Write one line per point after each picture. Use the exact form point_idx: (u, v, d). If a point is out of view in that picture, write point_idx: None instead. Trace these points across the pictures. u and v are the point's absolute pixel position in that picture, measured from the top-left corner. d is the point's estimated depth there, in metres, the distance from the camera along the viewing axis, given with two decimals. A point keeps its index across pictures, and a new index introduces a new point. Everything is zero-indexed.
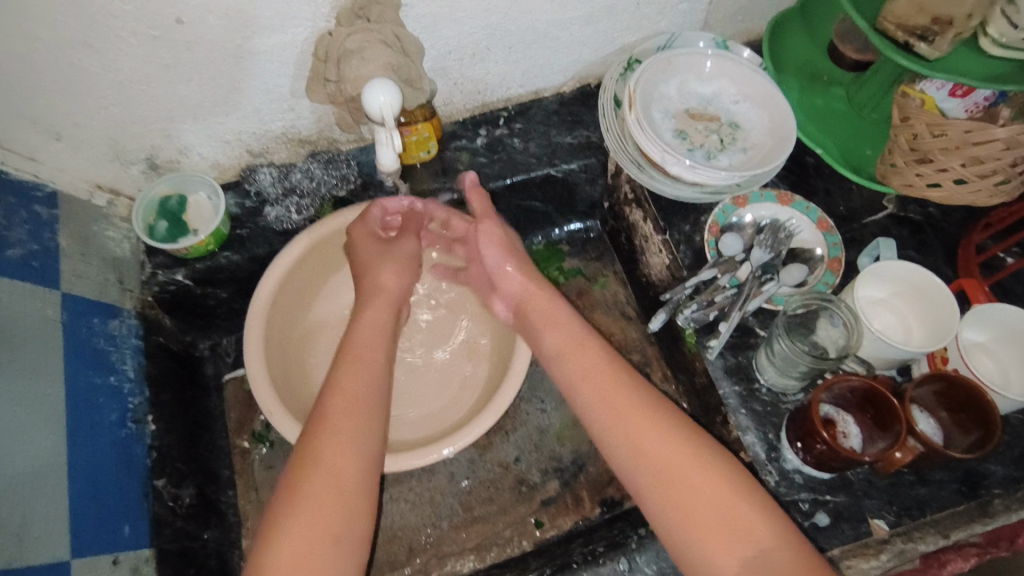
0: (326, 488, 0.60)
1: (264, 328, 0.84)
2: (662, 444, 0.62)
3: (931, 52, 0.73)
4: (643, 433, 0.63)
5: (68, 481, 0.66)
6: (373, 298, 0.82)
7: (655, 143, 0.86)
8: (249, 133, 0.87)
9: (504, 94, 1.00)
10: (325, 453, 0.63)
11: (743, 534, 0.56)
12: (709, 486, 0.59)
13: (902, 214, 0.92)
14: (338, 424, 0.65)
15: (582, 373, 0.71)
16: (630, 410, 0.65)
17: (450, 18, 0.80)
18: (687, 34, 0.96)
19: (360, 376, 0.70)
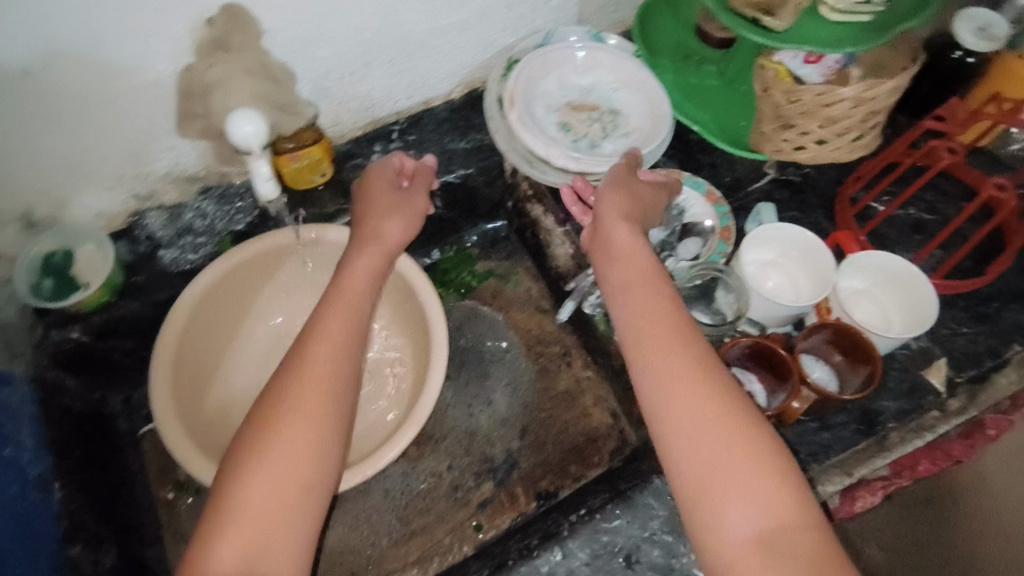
0: (295, 447, 0.63)
1: (171, 374, 0.81)
2: (669, 348, 0.64)
3: (778, 23, 0.78)
4: (655, 339, 0.65)
5: None
6: (366, 243, 0.81)
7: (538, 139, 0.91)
8: (130, 177, 0.84)
9: (394, 107, 1.00)
10: (293, 411, 0.65)
11: (714, 456, 0.59)
12: (708, 402, 0.61)
13: (782, 178, 0.97)
14: (305, 382, 0.67)
15: (630, 278, 0.70)
16: (659, 320, 0.66)
17: (320, 38, 0.80)
18: (561, 29, 0.98)
19: (339, 337, 0.71)
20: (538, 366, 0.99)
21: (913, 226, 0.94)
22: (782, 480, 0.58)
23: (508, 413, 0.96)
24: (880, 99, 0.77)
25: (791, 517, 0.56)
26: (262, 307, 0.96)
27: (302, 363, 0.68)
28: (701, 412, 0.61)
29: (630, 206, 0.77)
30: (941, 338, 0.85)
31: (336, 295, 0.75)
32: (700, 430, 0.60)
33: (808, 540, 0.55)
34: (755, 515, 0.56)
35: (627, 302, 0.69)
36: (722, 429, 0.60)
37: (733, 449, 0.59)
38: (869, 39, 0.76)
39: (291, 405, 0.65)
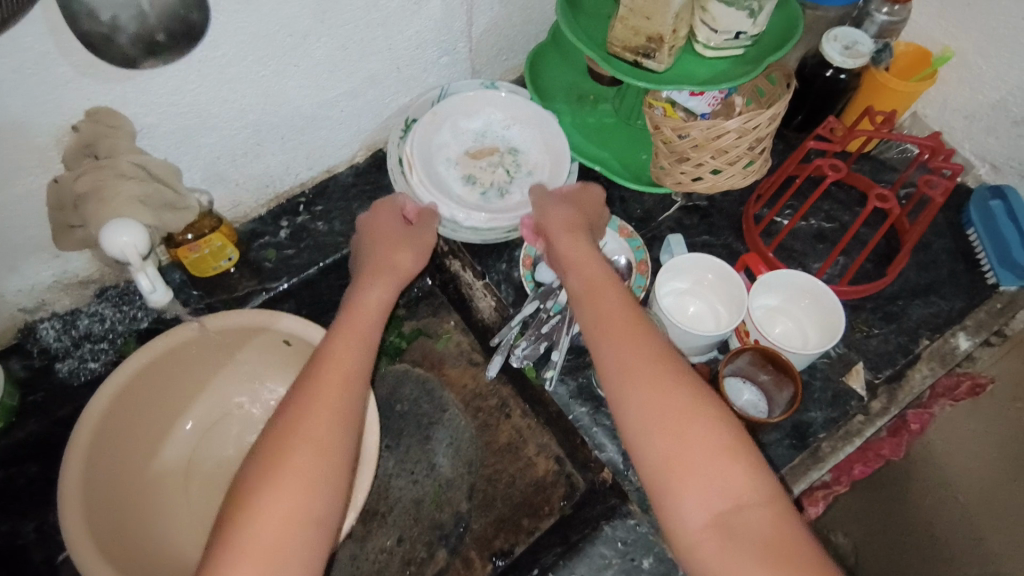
0: (315, 454, 0.59)
1: (86, 471, 0.75)
2: (631, 335, 0.67)
3: (657, 65, 0.81)
4: (617, 330, 0.68)
5: None
6: (381, 274, 0.79)
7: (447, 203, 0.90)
8: (15, 291, 0.80)
9: (296, 180, 0.98)
10: (315, 418, 0.61)
11: (687, 433, 0.60)
12: (668, 385, 0.63)
13: (691, 205, 1.00)
14: (326, 394, 0.63)
15: (586, 286, 0.75)
16: (618, 315, 0.70)
17: (204, 126, 0.78)
18: (456, 84, 0.99)
19: (354, 353, 0.68)
20: (477, 422, 0.97)
21: (816, 236, 0.98)
22: (745, 455, 0.59)
23: (453, 474, 0.93)
24: (763, 127, 0.80)
25: (754, 494, 0.57)
26: (173, 413, 0.89)
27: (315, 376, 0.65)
28: (670, 391, 0.62)
29: (576, 218, 0.84)
30: (855, 342, 0.88)
31: (354, 316, 0.73)
32: (668, 407, 0.61)
33: (764, 516, 0.56)
34: (717, 493, 0.57)
35: (585, 306, 0.73)
36: (689, 405, 0.61)
37: (705, 423, 0.60)
38: (742, 73, 0.81)
39: (311, 416, 0.62)
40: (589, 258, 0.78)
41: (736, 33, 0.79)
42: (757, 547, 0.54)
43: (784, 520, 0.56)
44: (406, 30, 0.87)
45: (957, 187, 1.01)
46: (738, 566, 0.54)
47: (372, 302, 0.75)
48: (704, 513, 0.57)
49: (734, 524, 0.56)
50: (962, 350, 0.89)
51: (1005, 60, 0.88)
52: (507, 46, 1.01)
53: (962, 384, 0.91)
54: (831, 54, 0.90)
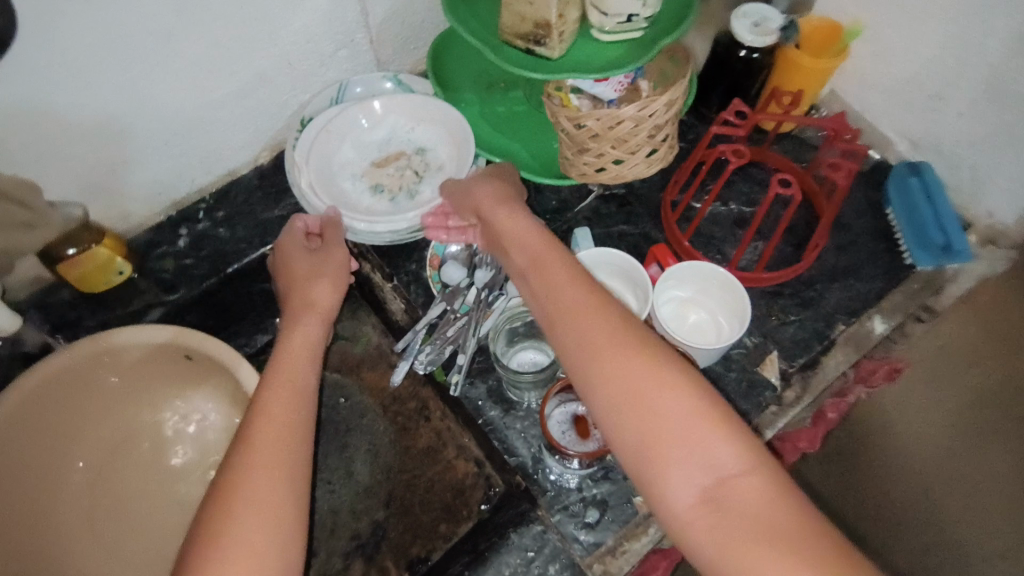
0: (261, 521, 0.58)
1: None
2: (580, 307, 0.63)
3: (549, 52, 0.77)
4: (569, 307, 0.64)
5: None
6: (299, 322, 0.75)
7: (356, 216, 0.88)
8: None
9: (193, 186, 0.93)
10: (255, 484, 0.59)
11: (655, 405, 0.56)
12: (634, 360, 0.59)
13: (608, 193, 0.97)
14: (265, 453, 0.61)
15: (533, 258, 0.71)
16: (563, 286, 0.66)
17: (70, 134, 0.74)
18: (354, 80, 0.95)
19: (284, 405, 0.66)
20: (397, 426, 0.94)
21: (736, 220, 0.95)
22: (715, 416, 0.55)
23: (371, 481, 0.91)
24: (660, 115, 0.77)
25: (737, 463, 0.53)
26: (68, 447, 0.85)
27: (252, 440, 0.63)
28: (631, 365, 0.58)
29: (503, 189, 0.81)
30: (771, 330, 0.87)
31: (275, 369, 0.70)
32: (630, 379, 0.57)
33: (755, 485, 0.52)
34: (697, 467, 0.54)
35: (534, 281, 0.69)
36: (648, 375, 0.57)
37: (671, 392, 0.56)
38: (638, 56, 0.77)
39: (251, 481, 0.59)
40: (528, 226, 0.74)
41: (628, 15, 0.76)
42: (748, 523, 0.51)
43: (780, 488, 0.52)
44: (291, 24, 0.82)
45: (877, 165, 0.99)
46: (735, 542, 0.51)
47: (297, 348, 0.72)
48: (691, 490, 0.53)
49: (723, 498, 0.52)
50: (878, 334, 0.88)
51: (914, 33, 0.85)
52: (411, 35, 0.97)
53: (880, 368, 0.90)
54: (739, 34, 0.86)
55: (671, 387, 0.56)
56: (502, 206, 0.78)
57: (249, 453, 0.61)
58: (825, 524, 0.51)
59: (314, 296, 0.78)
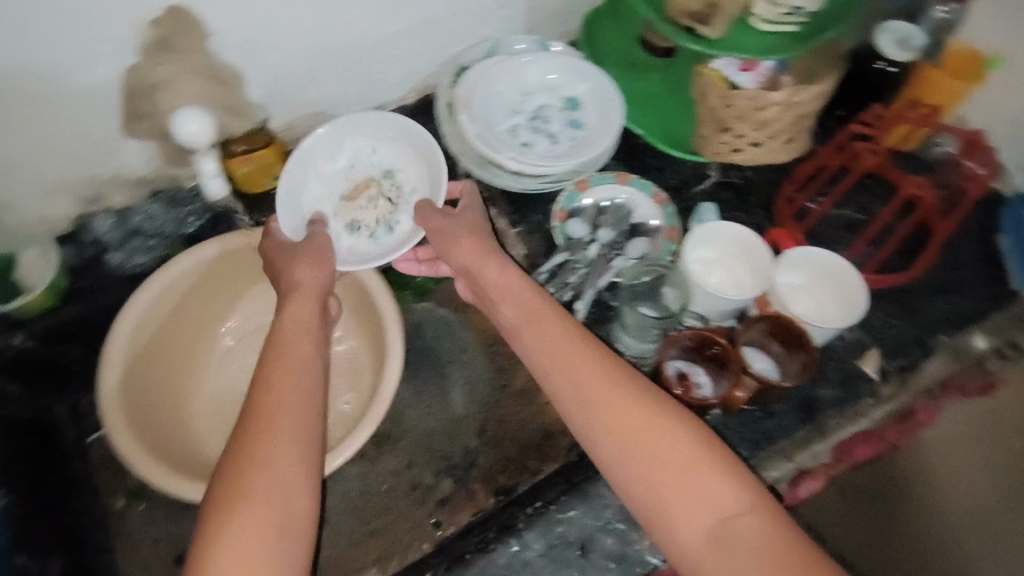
0: (284, 469, 0.58)
1: (121, 368, 0.79)
2: (590, 371, 0.66)
3: (711, 31, 0.83)
4: (576, 368, 0.66)
5: None
6: (296, 296, 0.76)
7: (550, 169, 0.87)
8: (78, 179, 0.84)
9: (347, 114, 1.00)
10: (270, 436, 0.60)
11: (659, 452, 0.59)
12: (630, 410, 0.62)
13: (726, 180, 1.01)
14: (273, 408, 0.62)
15: (527, 317, 0.73)
16: (560, 347, 0.69)
17: (268, 43, 0.81)
18: (508, 39, 1.01)
19: (286, 377, 0.65)
20: (495, 366, 1.00)
21: (845, 225, 0.98)
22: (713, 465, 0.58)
23: (466, 412, 0.97)
24: (807, 103, 0.82)
25: (740, 505, 0.56)
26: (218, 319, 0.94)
27: (261, 389, 0.64)
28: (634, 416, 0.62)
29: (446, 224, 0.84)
30: (873, 329, 0.90)
31: (287, 333, 0.71)
32: (624, 425, 0.61)
33: (755, 525, 0.55)
34: (703, 510, 0.56)
35: (532, 348, 0.71)
36: (641, 419, 0.61)
37: (676, 443, 0.59)
38: (794, 46, 0.82)
39: (271, 433, 0.60)
40: (513, 282, 0.76)
41: (794, 8, 0.82)
42: (755, 560, 0.53)
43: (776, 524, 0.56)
44: None
45: (994, 193, 1.02)
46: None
47: (286, 325, 0.72)
48: (699, 531, 0.56)
49: (725, 538, 0.55)
50: (978, 348, 0.91)
51: None
52: (565, 8, 1.03)
53: (972, 383, 0.90)
54: (883, 46, 0.93)
55: (672, 438, 0.60)
56: (466, 241, 0.82)
57: (261, 410, 0.62)
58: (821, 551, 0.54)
59: (297, 275, 0.78)
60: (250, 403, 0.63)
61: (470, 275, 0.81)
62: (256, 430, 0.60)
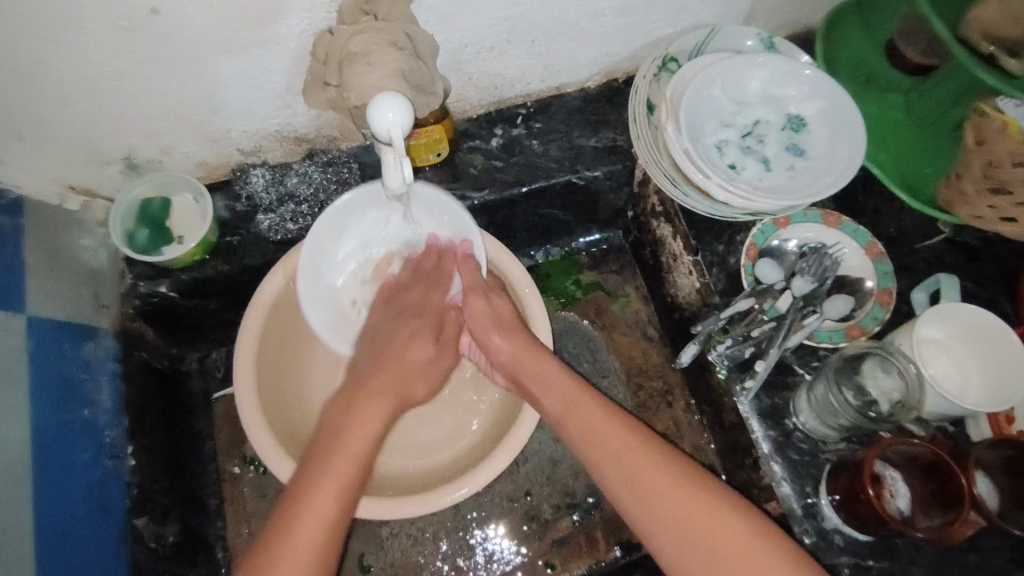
0: (311, 543, 0.56)
1: (256, 358, 0.76)
2: (654, 465, 0.61)
3: (1019, 67, 0.65)
4: (639, 462, 0.62)
5: (36, 515, 0.61)
6: (381, 387, 0.70)
7: (763, 206, 0.72)
8: (239, 131, 0.77)
9: (524, 89, 0.88)
10: (310, 511, 0.57)
11: (728, 539, 0.56)
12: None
13: (958, 240, 0.82)
14: (320, 476, 0.60)
15: (609, 450, 0.63)
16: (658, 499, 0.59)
17: (467, 9, 0.69)
18: (730, 28, 0.82)
19: (332, 482, 0.60)
20: (636, 400, 0.92)
21: None
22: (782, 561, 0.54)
23: None
24: None
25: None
26: None
27: (327, 456, 0.62)
28: (690, 504, 0.58)
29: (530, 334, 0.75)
30: None
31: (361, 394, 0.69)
32: (689, 525, 0.57)
33: None
34: None
35: (586, 443, 0.65)
36: (694, 504, 0.58)
37: (755, 536, 0.55)
38: None
39: (310, 503, 0.58)
40: (553, 372, 0.70)
41: None
42: None
43: None
44: None
45: None
46: None
47: (365, 421, 0.66)
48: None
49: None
50: None
51: None
52: None
53: None
54: None
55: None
56: (498, 336, 0.74)
57: (308, 480, 0.60)
58: None
59: (405, 355, 0.73)
60: (290, 503, 0.58)
61: (511, 368, 0.73)
62: (282, 535, 0.56)
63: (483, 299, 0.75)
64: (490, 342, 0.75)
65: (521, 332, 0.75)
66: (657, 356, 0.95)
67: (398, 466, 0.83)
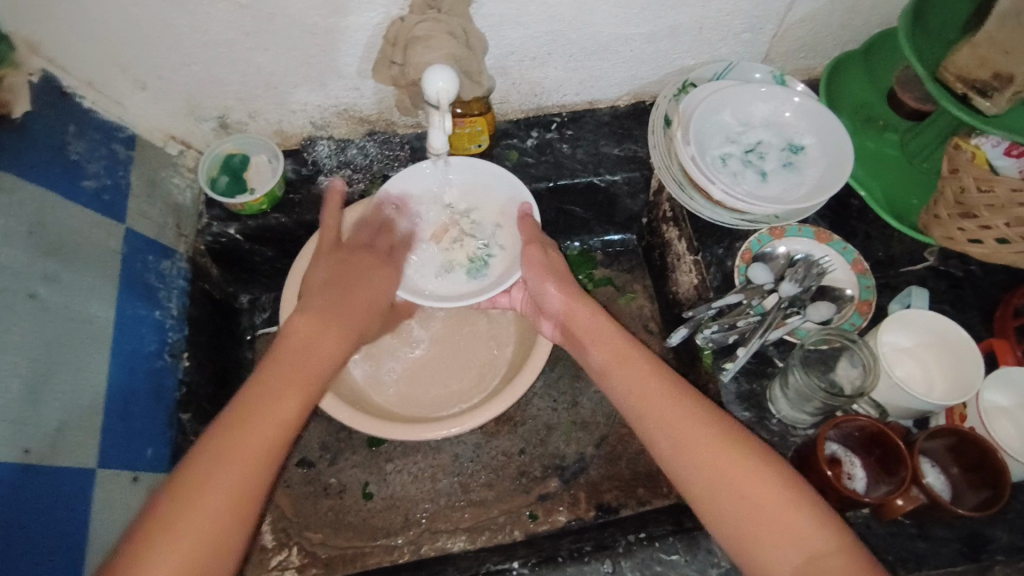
0: (272, 425, 0.61)
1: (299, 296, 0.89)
2: (646, 378, 0.71)
3: (988, 107, 0.73)
4: (668, 410, 0.67)
5: (108, 377, 0.72)
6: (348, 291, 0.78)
7: (759, 206, 0.82)
8: (315, 106, 0.92)
9: (560, 101, 1.01)
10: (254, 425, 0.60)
11: (744, 487, 0.60)
12: (685, 414, 0.66)
13: (942, 269, 0.91)
14: (305, 350, 0.70)
15: (632, 391, 0.71)
16: (645, 383, 0.71)
17: (516, 20, 0.82)
18: (744, 65, 0.95)
19: (312, 358, 0.69)
20: None
21: None
22: (806, 514, 0.58)
23: (590, 419, 0.95)
24: None
25: (826, 545, 0.56)
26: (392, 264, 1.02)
27: (217, 454, 0.57)
28: (716, 454, 0.63)
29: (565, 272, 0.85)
30: None
31: (317, 328, 0.72)
32: (713, 460, 0.62)
33: (796, 512, 0.58)
34: (751, 505, 0.59)
35: (638, 395, 0.70)
36: (729, 462, 0.62)
37: (765, 484, 0.60)
38: None
39: (280, 384, 0.64)
40: (605, 326, 0.79)
41: None
42: (793, 541, 0.57)
43: (814, 518, 0.58)
44: None
45: None
46: (768, 546, 0.58)
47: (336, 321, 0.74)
48: (785, 567, 0.56)
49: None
50: None
51: None
52: (814, 43, 0.97)
53: None
54: None
55: (689, 413, 0.66)
56: (553, 286, 0.82)
57: (274, 373, 0.65)
58: (842, 529, 0.57)
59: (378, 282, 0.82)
60: (271, 366, 0.66)
61: (566, 316, 0.82)
62: (264, 384, 0.64)
63: (541, 252, 0.84)
64: (544, 290, 0.83)
65: (572, 285, 0.83)
66: (655, 347, 1.04)
67: (397, 409, 0.91)
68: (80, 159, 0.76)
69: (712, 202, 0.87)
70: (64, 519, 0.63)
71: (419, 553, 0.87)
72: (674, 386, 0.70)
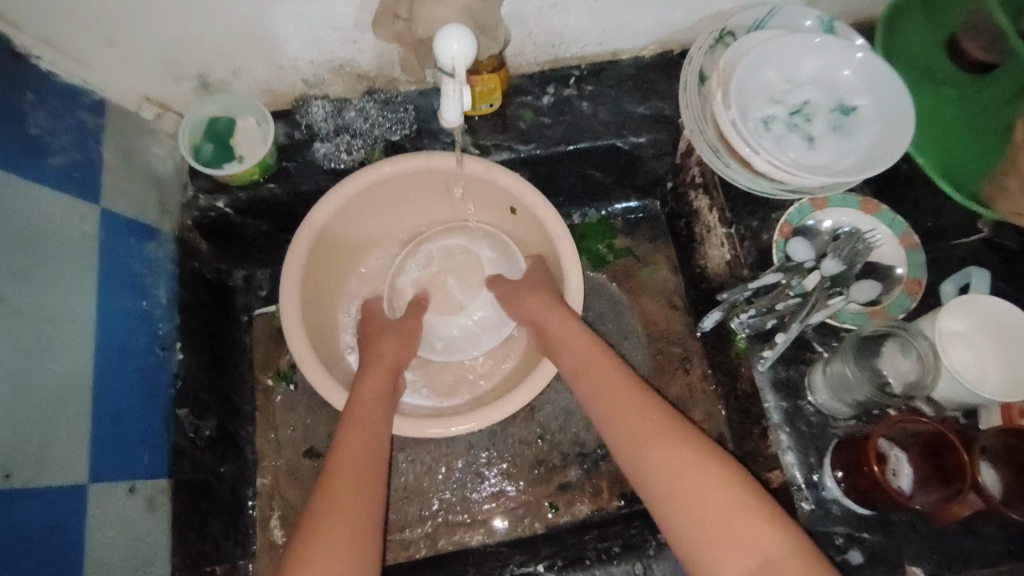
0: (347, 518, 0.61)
1: (302, 275, 0.81)
2: (631, 401, 0.67)
3: None
4: (647, 434, 0.63)
5: (94, 380, 0.66)
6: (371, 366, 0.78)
7: (809, 179, 0.74)
8: (307, 62, 0.81)
9: (580, 51, 0.90)
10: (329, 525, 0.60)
11: (710, 504, 0.57)
12: (665, 439, 0.63)
13: (997, 241, 0.83)
14: (348, 435, 0.69)
15: (616, 414, 0.67)
16: (629, 404, 0.67)
17: None
18: (791, 11, 0.84)
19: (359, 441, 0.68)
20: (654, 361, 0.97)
21: None
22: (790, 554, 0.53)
23: None
24: None
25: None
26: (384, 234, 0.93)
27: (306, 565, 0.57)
28: (696, 481, 0.59)
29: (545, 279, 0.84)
30: None
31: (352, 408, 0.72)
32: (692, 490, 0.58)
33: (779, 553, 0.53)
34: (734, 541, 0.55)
35: (606, 406, 0.69)
36: (705, 481, 0.58)
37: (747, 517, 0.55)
38: None
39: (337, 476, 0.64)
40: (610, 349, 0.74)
41: None
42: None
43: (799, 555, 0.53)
44: None
45: None
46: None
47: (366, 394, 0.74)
48: None
49: None
50: None
51: None
52: None
53: None
54: None
55: (667, 439, 0.63)
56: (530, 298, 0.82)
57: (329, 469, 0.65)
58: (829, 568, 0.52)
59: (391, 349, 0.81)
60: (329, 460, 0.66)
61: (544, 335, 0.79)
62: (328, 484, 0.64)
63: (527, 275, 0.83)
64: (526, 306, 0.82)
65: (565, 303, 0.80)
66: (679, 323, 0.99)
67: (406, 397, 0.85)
68: (44, 133, 0.67)
69: (753, 173, 0.78)
70: (58, 542, 0.59)
71: (436, 547, 0.84)
72: (660, 410, 0.66)
